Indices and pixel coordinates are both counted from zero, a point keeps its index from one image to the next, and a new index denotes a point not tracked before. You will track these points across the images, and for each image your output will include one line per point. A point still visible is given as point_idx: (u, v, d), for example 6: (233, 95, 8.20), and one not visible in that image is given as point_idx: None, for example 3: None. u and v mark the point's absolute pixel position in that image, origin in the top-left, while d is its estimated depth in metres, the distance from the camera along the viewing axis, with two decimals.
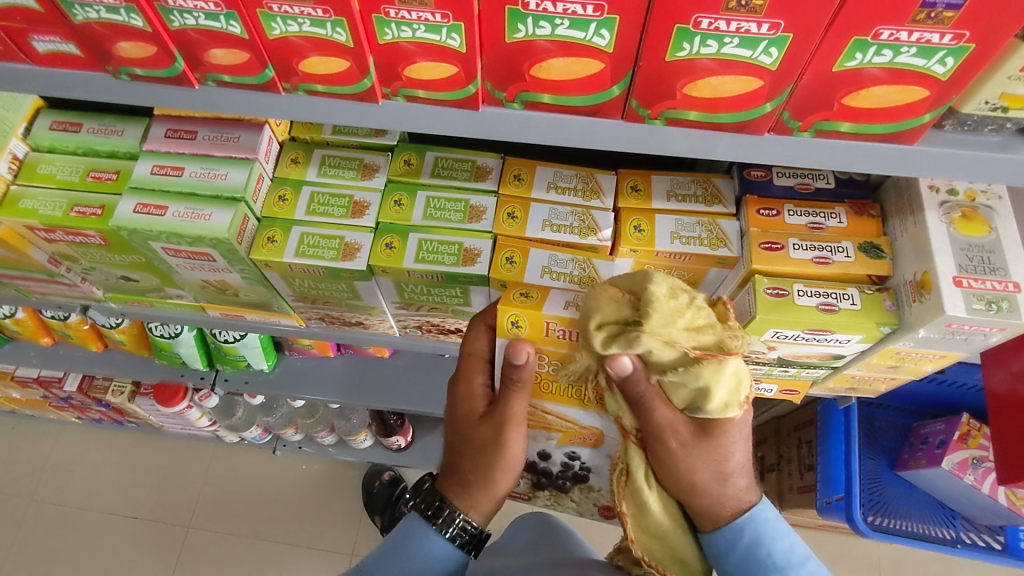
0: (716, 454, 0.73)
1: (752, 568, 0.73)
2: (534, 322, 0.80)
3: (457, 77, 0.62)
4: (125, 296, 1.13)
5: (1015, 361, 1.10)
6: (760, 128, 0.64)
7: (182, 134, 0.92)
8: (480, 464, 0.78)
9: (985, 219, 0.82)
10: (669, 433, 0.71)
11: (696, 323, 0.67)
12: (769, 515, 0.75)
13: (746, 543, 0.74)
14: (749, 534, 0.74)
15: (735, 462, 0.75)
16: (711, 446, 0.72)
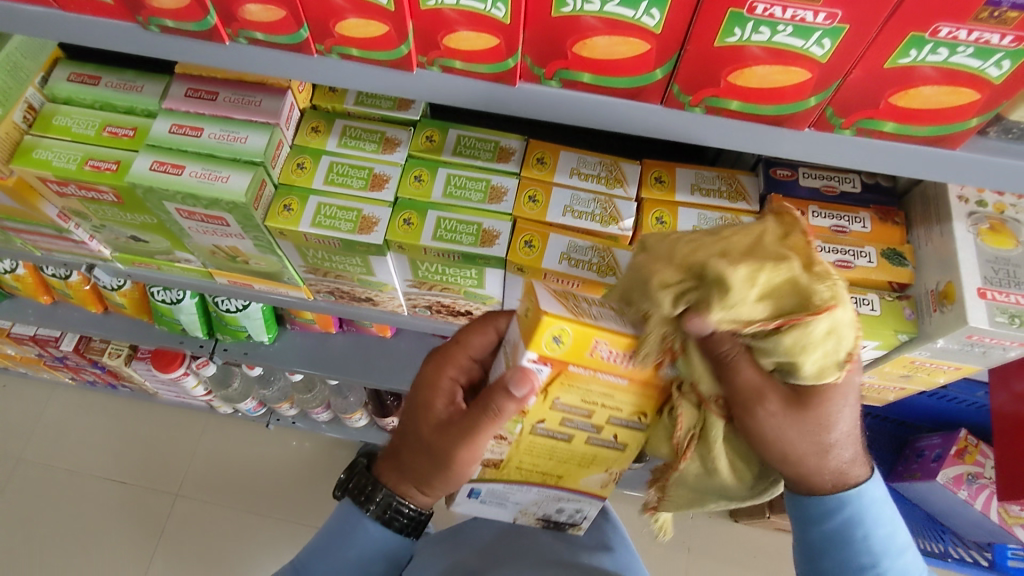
0: (819, 421, 0.61)
1: (840, 547, 0.66)
2: (579, 340, 0.58)
3: (498, 49, 0.61)
4: (132, 258, 1.11)
5: (1018, 382, 1.11)
6: (801, 123, 0.62)
7: (203, 94, 0.91)
8: (401, 436, 0.75)
9: (1012, 232, 0.81)
10: (758, 400, 0.59)
11: (771, 284, 0.54)
12: (876, 495, 0.66)
13: (842, 520, 0.66)
14: (846, 514, 0.66)
15: (837, 433, 0.63)
16: (813, 418, 0.61)
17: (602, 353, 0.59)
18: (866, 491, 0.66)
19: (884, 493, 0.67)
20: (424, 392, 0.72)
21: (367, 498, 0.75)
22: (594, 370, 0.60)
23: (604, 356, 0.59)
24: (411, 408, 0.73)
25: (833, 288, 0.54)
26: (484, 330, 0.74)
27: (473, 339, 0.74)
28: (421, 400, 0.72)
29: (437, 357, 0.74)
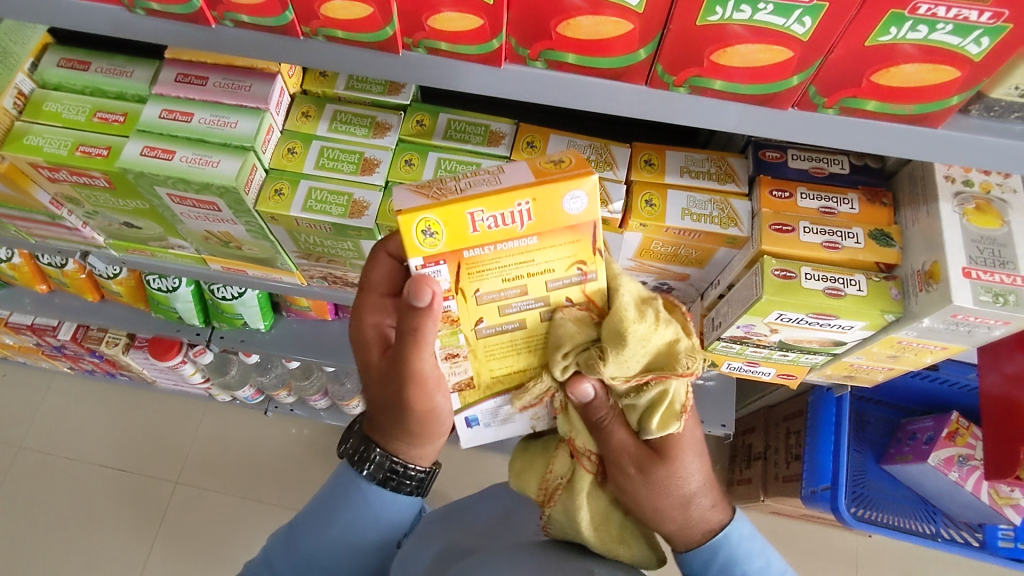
0: (668, 480, 0.71)
1: None
2: (451, 226, 0.61)
3: (482, 30, 0.61)
4: (126, 244, 1.12)
5: (1010, 363, 1.10)
6: (785, 103, 0.63)
7: (193, 79, 0.91)
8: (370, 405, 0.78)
9: (998, 212, 0.82)
10: (622, 460, 0.71)
11: (640, 335, 0.66)
12: (743, 533, 0.74)
13: (719, 565, 0.74)
14: (723, 555, 0.74)
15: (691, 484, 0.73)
16: (664, 475, 0.71)
17: (483, 223, 0.61)
18: (734, 529, 0.74)
19: (750, 529, 0.76)
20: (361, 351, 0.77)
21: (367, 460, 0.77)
22: (491, 246, 0.62)
23: (488, 226, 0.61)
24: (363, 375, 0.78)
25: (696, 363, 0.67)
26: (379, 264, 0.75)
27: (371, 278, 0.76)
28: (365, 360, 0.77)
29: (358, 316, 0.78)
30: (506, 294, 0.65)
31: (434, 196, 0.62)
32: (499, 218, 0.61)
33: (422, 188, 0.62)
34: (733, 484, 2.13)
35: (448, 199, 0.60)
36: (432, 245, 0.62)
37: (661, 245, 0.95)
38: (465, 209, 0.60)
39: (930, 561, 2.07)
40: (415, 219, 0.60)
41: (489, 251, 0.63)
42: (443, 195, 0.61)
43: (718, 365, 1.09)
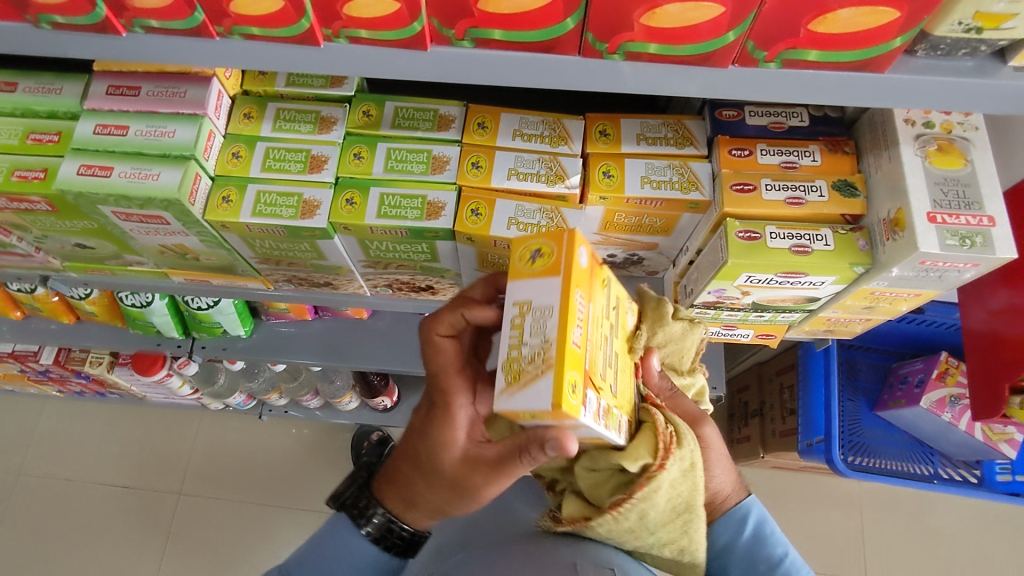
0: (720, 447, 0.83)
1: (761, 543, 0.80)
2: (573, 362, 0.58)
3: (400, 14, 0.58)
4: (84, 265, 1.10)
5: (994, 299, 1.07)
6: (724, 60, 0.60)
7: (125, 90, 0.87)
8: (415, 463, 0.76)
9: (961, 151, 0.80)
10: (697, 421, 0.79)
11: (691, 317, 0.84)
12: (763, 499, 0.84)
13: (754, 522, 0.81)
14: (755, 516, 0.81)
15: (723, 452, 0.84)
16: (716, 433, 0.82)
17: (580, 339, 0.59)
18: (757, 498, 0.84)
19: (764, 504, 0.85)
20: (434, 431, 0.73)
21: (371, 506, 0.80)
22: (590, 346, 0.61)
23: (581, 335, 0.59)
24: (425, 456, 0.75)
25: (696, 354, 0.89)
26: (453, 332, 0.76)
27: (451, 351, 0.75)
28: (435, 437, 0.73)
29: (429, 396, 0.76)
30: (608, 359, 0.66)
31: (541, 371, 0.57)
32: (580, 322, 0.60)
33: (521, 381, 0.59)
34: (733, 444, 2.14)
35: (553, 355, 0.57)
36: (579, 395, 0.58)
37: (624, 217, 0.93)
38: (571, 343, 0.58)
39: (934, 501, 2.09)
40: (566, 395, 0.56)
41: (592, 352, 0.61)
42: (545, 360, 0.57)
43: None
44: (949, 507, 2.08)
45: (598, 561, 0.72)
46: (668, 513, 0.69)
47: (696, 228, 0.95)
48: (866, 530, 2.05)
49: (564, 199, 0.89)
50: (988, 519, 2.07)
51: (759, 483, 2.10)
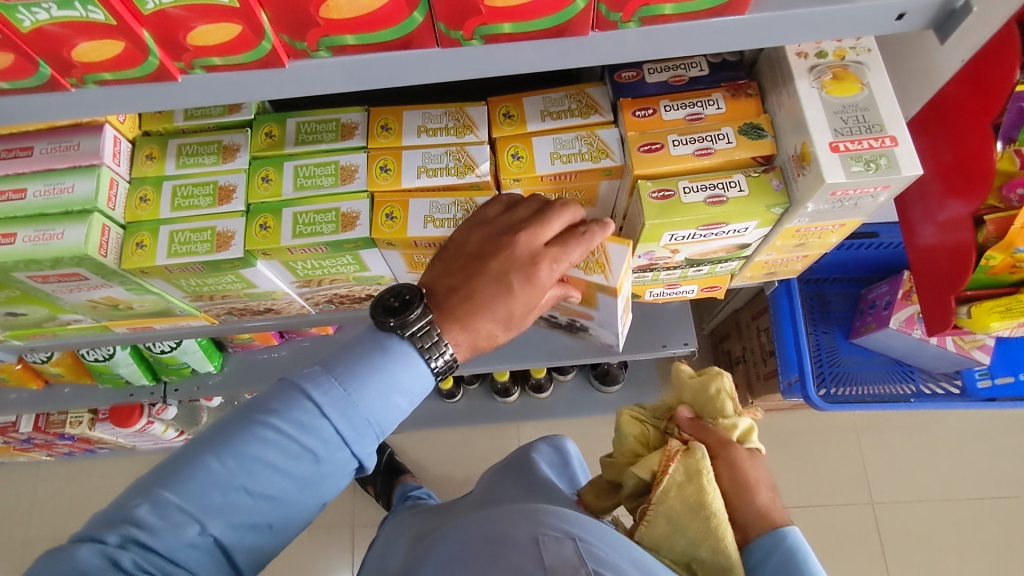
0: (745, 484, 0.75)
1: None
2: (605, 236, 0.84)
3: (245, 36, 0.57)
4: (24, 331, 1.09)
5: (940, 211, 1.00)
6: (583, 27, 0.60)
7: (16, 153, 0.85)
8: (489, 296, 0.69)
9: (856, 76, 0.79)
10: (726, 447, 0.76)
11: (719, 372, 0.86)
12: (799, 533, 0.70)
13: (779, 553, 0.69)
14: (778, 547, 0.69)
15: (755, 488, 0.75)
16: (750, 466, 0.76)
17: None
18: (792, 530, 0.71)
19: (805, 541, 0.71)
20: (543, 270, 0.70)
21: (403, 323, 0.66)
22: None
23: None
24: (515, 320, 0.71)
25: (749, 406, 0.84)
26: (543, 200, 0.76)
27: (574, 252, 0.71)
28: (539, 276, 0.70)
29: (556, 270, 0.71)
30: None
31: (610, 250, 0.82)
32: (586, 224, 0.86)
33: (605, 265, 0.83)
34: None
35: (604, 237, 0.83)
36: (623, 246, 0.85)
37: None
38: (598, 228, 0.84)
39: (925, 417, 2.11)
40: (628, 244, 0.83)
41: None
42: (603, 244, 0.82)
43: (642, 295, 1.08)
44: (941, 421, 2.10)
45: (560, 533, 0.70)
46: (691, 516, 0.70)
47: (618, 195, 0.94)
48: (865, 455, 2.07)
49: (478, 188, 0.88)
50: (980, 424, 2.10)
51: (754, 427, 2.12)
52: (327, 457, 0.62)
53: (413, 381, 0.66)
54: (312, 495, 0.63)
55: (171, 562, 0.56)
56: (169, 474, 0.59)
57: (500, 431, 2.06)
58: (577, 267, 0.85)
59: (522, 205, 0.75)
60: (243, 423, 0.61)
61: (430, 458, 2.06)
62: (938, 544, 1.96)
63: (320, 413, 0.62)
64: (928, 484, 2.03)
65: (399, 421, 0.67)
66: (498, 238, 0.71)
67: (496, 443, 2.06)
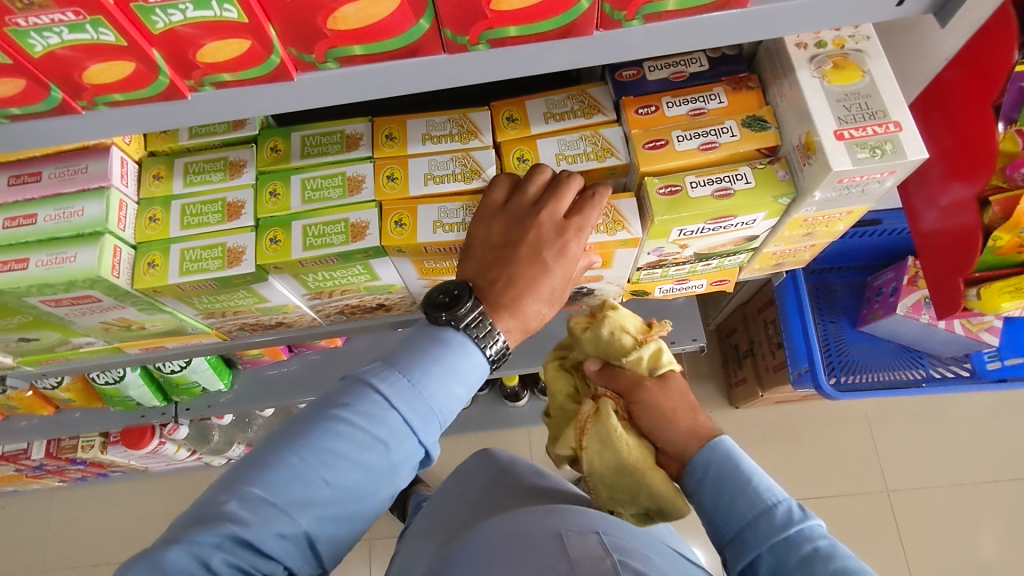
0: (661, 412, 0.80)
1: (725, 484, 0.71)
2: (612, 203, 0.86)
3: (255, 50, 0.57)
4: (36, 356, 1.09)
5: (943, 195, 1.01)
6: (587, 27, 0.60)
7: (26, 178, 0.86)
8: (534, 276, 0.72)
9: (857, 64, 0.80)
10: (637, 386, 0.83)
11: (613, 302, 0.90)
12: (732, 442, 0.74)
13: (719, 462, 0.73)
14: (718, 457, 0.73)
15: (671, 411, 0.80)
16: (656, 394, 0.82)
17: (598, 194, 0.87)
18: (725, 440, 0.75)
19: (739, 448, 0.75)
20: (571, 241, 0.74)
21: (456, 317, 0.68)
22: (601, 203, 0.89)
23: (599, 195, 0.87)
24: (557, 296, 0.75)
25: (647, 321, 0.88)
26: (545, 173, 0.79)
27: (590, 219, 0.75)
28: (567, 247, 0.74)
29: (578, 236, 0.75)
30: None
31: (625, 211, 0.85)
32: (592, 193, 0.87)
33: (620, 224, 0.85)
34: (731, 387, 2.15)
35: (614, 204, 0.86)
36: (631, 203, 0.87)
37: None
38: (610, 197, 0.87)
39: (935, 402, 2.11)
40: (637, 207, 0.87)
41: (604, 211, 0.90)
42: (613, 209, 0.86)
43: (651, 292, 1.08)
44: (951, 405, 2.10)
45: (583, 529, 0.72)
46: (620, 477, 0.80)
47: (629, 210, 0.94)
48: (877, 442, 2.07)
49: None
50: (990, 406, 2.10)
51: (765, 419, 2.11)
52: (399, 447, 0.63)
53: (470, 370, 0.68)
54: (387, 486, 0.63)
55: (261, 557, 0.56)
56: (250, 471, 0.59)
57: (511, 436, 2.06)
58: (597, 231, 0.84)
59: (529, 185, 0.78)
60: (318, 418, 0.61)
61: (443, 465, 2.05)
62: (955, 528, 1.96)
63: (389, 405, 0.63)
64: (942, 468, 2.03)
65: (460, 410, 0.68)
66: (521, 223, 0.75)
67: (508, 447, 2.06)
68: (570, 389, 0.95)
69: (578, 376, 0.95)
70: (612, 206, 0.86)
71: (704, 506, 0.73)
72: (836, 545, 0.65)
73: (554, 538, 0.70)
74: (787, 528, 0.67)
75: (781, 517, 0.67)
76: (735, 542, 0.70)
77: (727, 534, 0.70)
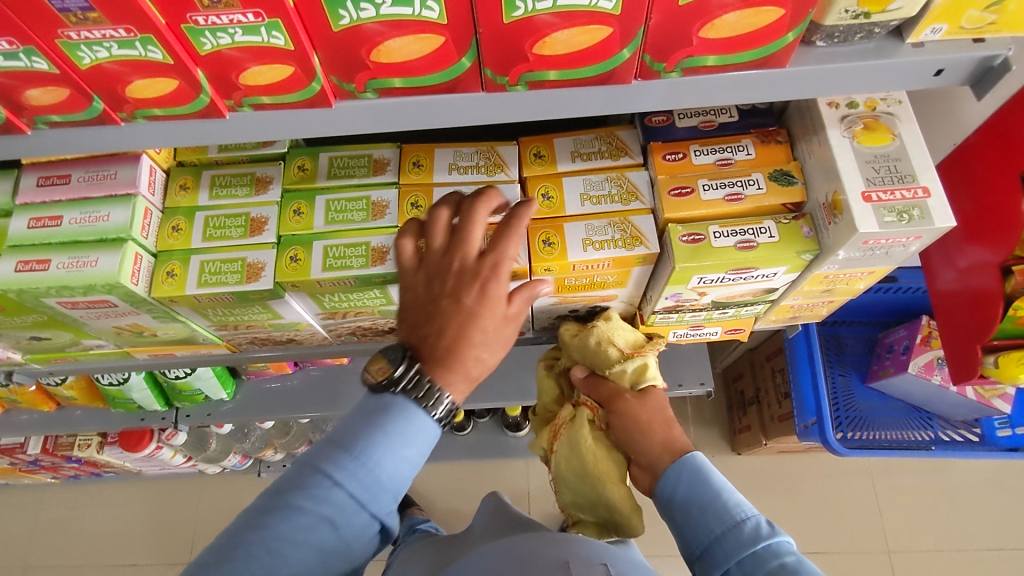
0: (637, 424, 0.85)
1: (694, 501, 0.74)
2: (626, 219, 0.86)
3: (296, 76, 0.58)
4: (46, 355, 1.09)
5: (961, 257, 1.01)
6: (626, 76, 0.61)
7: (55, 179, 0.87)
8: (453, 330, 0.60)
9: (888, 126, 0.80)
10: (617, 397, 0.88)
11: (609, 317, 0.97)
12: (701, 458, 0.78)
13: (689, 479, 0.76)
14: (687, 474, 0.76)
15: (649, 424, 0.84)
16: (635, 406, 0.86)
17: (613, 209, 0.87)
18: (695, 456, 0.78)
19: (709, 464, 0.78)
20: (492, 280, 0.61)
21: (392, 380, 0.61)
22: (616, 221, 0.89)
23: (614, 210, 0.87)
24: (499, 340, 0.62)
25: (634, 337, 0.95)
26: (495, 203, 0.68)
27: (510, 248, 0.61)
28: (487, 286, 0.61)
29: (499, 272, 0.61)
30: None
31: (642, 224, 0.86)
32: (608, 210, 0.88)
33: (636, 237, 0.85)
34: (734, 434, 2.13)
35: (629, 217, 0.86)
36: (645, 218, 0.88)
37: (574, 280, 0.90)
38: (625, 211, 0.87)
39: (942, 464, 2.08)
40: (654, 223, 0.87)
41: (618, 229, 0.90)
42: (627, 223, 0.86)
43: (665, 336, 1.07)
44: (957, 468, 2.07)
45: (589, 559, 0.71)
46: (584, 481, 0.90)
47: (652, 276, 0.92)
48: (881, 502, 2.03)
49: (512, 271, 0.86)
50: (998, 472, 2.06)
51: (767, 469, 2.08)
52: (349, 524, 0.60)
53: (419, 431, 0.63)
54: (344, 565, 0.61)
55: None
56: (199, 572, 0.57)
57: (510, 466, 2.04)
58: (615, 246, 0.85)
59: (434, 240, 0.65)
60: (264, 507, 0.59)
61: (438, 491, 2.03)
62: None
63: (336, 485, 0.60)
64: (945, 533, 1.99)
65: (416, 473, 0.64)
66: (439, 272, 0.62)
67: (505, 477, 2.03)
68: (557, 393, 1.02)
69: (563, 382, 1.01)
70: (627, 220, 0.86)
71: (675, 523, 0.75)
72: (802, 561, 0.66)
73: (560, 565, 0.69)
74: (755, 543, 0.68)
75: (749, 532, 0.69)
76: (705, 557, 0.71)
77: (697, 550, 0.72)
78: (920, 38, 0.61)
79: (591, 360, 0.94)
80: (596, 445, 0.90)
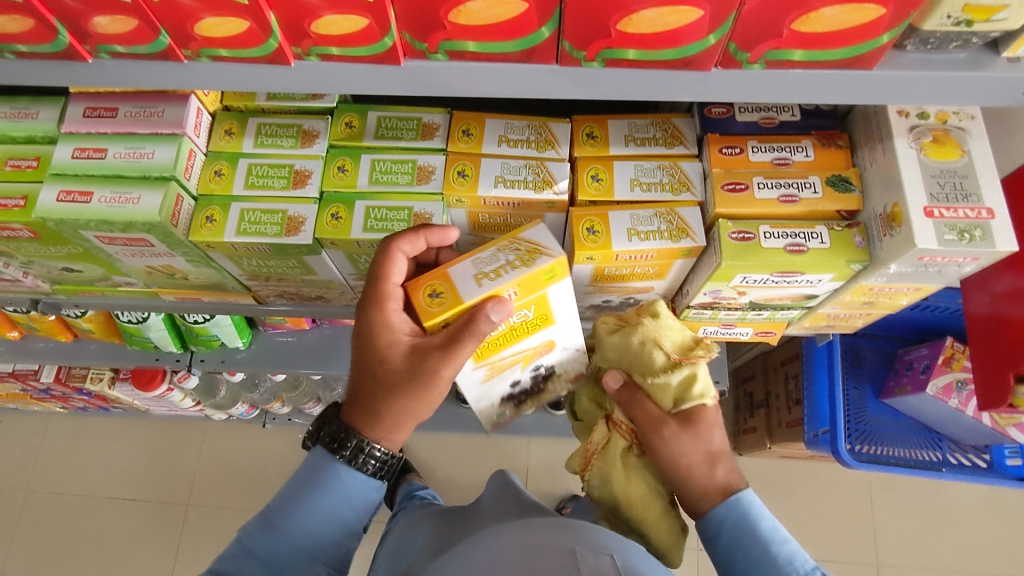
0: (676, 466, 0.79)
1: (737, 550, 0.76)
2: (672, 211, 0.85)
3: (370, 30, 0.57)
4: (74, 287, 1.09)
5: (998, 284, 1.00)
6: (707, 63, 0.59)
7: (101, 112, 0.86)
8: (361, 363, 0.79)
9: (957, 142, 0.78)
10: (655, 427, 0.80)
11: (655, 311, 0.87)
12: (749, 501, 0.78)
13: (732, 526, 0.77)
14: (730, 521, 0.77)
15: (691, 465, 0.79)
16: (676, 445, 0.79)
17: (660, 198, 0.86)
18: (743, 496, 0.78)
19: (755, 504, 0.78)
20: (378, 320, 0.77)
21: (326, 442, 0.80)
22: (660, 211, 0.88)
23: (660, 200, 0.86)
24: (395, 373, 0.76)
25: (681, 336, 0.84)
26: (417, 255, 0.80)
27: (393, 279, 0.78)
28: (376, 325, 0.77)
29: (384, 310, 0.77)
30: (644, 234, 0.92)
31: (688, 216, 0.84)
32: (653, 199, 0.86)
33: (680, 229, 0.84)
34: (738, 435, 2.13)
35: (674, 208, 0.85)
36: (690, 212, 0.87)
37: (614, 270, 0.89)
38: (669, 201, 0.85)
39: (943, 486, 2.07)
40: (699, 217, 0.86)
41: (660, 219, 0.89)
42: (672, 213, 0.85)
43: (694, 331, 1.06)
44: (958, 492, 2.06)
45: (597, 548, 0.70)
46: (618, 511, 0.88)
47: (693, 269, 0.91)
48: (877, 517, 2.03)
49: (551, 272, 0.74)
50: (999, 500, 2.05)
51: (767, 472, 2.09)
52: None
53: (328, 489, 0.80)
54: None
55: None
56: None
57: (513, 444, 2.05)
58: (661, 237, 0.83)
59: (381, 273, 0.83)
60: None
61: (440, 461, 2.04)
62: None
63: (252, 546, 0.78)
64: (939, 554, 1.99)
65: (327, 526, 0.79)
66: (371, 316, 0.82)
67: (507, 454, 2.04)
68: (594, 395, 0.96)
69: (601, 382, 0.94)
70: (674, 212, 0.84)
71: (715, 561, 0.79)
72: None
73: (566, 553, 0.69)
74: None
75: None
76: None
77: None
78: (1017, 52, 0.59)
79: (629, 363, 0.84)
80: (632, 472, 0.86)
